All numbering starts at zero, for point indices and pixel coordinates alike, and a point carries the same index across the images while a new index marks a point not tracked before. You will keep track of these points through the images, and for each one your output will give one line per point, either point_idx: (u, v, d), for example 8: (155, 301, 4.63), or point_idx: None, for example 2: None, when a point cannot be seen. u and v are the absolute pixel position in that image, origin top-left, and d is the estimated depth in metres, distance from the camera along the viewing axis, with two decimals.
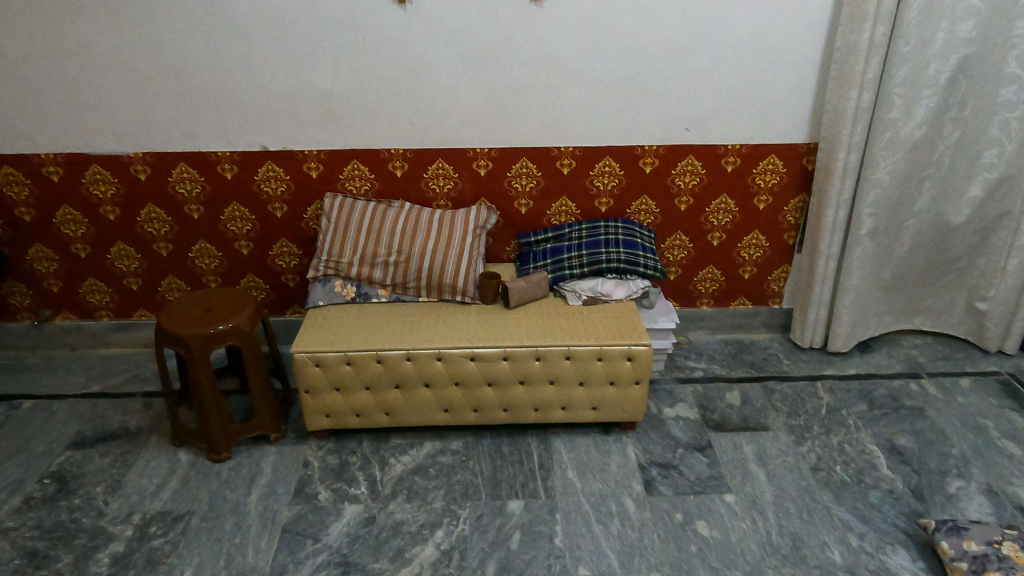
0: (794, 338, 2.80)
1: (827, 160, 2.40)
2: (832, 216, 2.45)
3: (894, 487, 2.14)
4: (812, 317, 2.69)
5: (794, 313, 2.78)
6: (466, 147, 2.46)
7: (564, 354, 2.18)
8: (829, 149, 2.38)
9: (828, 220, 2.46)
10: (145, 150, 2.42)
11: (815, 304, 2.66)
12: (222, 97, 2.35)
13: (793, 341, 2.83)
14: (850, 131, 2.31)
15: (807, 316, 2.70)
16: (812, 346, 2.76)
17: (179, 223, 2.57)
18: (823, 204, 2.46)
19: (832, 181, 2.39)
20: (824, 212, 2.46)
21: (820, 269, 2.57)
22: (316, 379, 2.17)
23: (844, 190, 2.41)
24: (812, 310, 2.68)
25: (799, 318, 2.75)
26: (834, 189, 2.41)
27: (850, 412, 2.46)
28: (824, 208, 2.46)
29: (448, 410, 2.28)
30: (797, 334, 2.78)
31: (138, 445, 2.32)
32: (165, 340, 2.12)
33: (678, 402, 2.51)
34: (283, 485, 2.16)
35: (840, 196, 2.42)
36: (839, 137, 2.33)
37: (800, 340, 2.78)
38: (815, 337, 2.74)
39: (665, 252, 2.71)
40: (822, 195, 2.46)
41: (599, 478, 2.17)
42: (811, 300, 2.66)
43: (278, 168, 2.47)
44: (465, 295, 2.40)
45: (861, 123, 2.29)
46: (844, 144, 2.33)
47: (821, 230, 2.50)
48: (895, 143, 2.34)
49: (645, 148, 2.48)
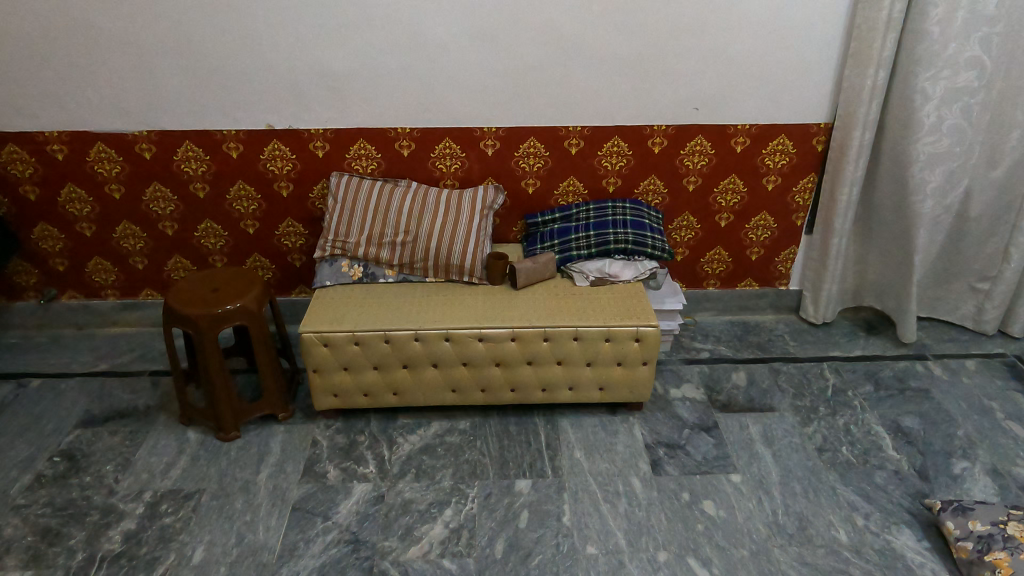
0: (805, 316, 2.83)
1: (842, 139, 2.41)
2: (846, 196, 2.47)
3: (900, 468, 2.15)
4: (826, 293, 2.71)
5: (804, 289, 2.80)
6: (473, 126, 2.44)
7: (573, 335, 2.18)
8: (846, 126, 2.39)
9: (843, 199, 2.48)
10: (150, 128, 2.40)
11: (829, 281, 2.68)
12: (228, 75, 2.33)
13: (804, 319, 2.86)
14: (866, 110, 2.32)
15: (820, 292, 2.72)
16: (824, 321, 2.79)
17: (185, 202, 2.55)
18: (838, 182, 2.48)
19: (848, 162, 2.41)
20: (838, 190, 2.48)
21: (834, 246, 2.59)
22: (325, 359, 2.18)
23: (858, 170, 2.43)
24: (825, 286, 2.69)
25: (811, 296, 2.78)
26: (849, 169, 2.42)
27: (856, 393, 2.46)
28: (840, 187, 2.47)
29: (456, 390, 2.28)
30: (808, 311, 2.81)
31: (147, 424, 2.33)
32: (173, 320, 2.13)
33: (684, 383, 2.52)
34: (292, 464, 2.17)
35: (855, 176, 2.44)
36: (855, 115, 2.34)
37: (812, 317, 2.80)
38: (828, 313, 2.77)
39: (672, 233, 2.70)
40: (837, 174, 2.48)
41: (606, 458, 2.18)
42: (825, 277, 2.68)
43: (285, 147, 2.46)
44: (472, 275, 2.40)
45: (878, 101, 2.30)
46: (860, 122, 2.34)
47: (835, 208, 2.52)
48: (911, 123, 2.32)
49: (655, 127, 2.46)
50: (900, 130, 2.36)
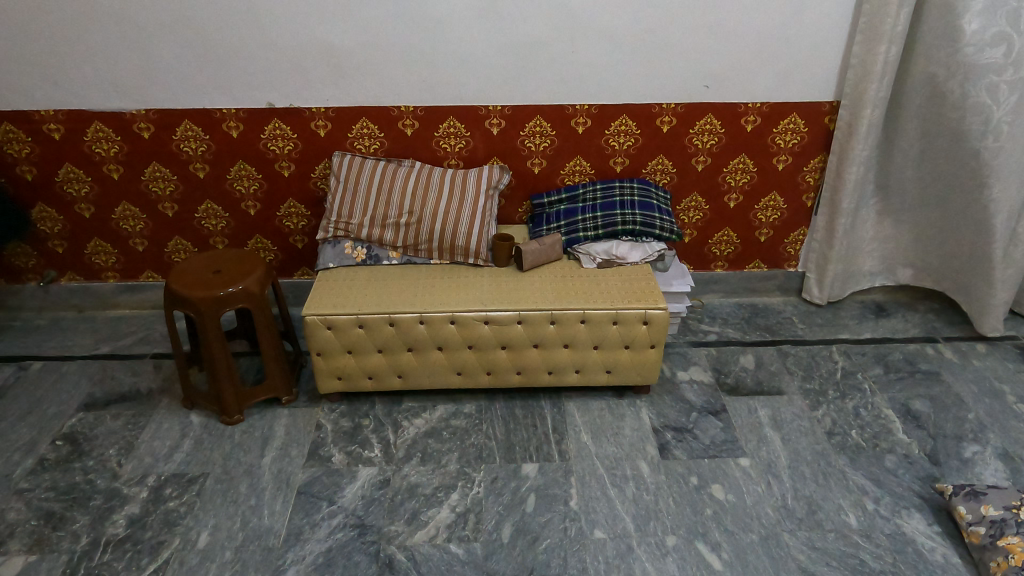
0: (809, 297, 2.79)
1: (852, 117, 2.36)
2: (854, 175, 2.42)
3: (910, 452, 2.13)
4: (832, 274, 2.67)
5: (807, 270, 2.77)
6: (478, 104, 2.39)
7: (580, 318, 2.15)
8: (855, 105, 2.34)
9: (851, 178, 2.43)
10: (148, 107, 2.35)
11: (834, 261, 2.64)
12: (225, 51, 2.27)
13: (807, 300, 2.83)
14: (877, 87, 2.26)
15: (825, 273, 2.69)
16: (825, 302, 2.77)
17: (185, 182, 2.51)
18: (846, 162, 2.42)
19: (856, 139, 2.36)
20: (846, 170, 2.43)
21: (841, 226, 2.54)
22: (328, 342, 2.15)
23: (866, 149, 2.38)
24: (831, 267, 2.66)
25: (815, 277, 2.75)
26: (857, 148, 2.37)
27: (865, 376, 2.44)
28: (847, 166, 2.42)
29: (461, 373, 2.26)
30: (812, 292, 2.78)
31: (150, 407, 2.31)
32: (173, 302, 2.10)
33: (692, 365, 2.50)
34: (297, 447, 2.15)
35: (863, 155, 2.39)
36: (865, 93, 2.29)
37: (816, 298, 2.77)
38: (833, 293, 2.74)
39: (680, 214, 2.66)
40: (844, 153, 2.43)
41: (613, 442, 2.16)
42: (830, 257, 2.64)
43: (286, 126, 2.41)
44: (477, 257, 2.36)
45: (888, 77, 2.25)
46: (870, 100, 2.28)
47: (843, 187, 2.47)
48: (936, 96, 2.30)
49: (663, 106, 2.40)
50: (924, 103, 2.34)
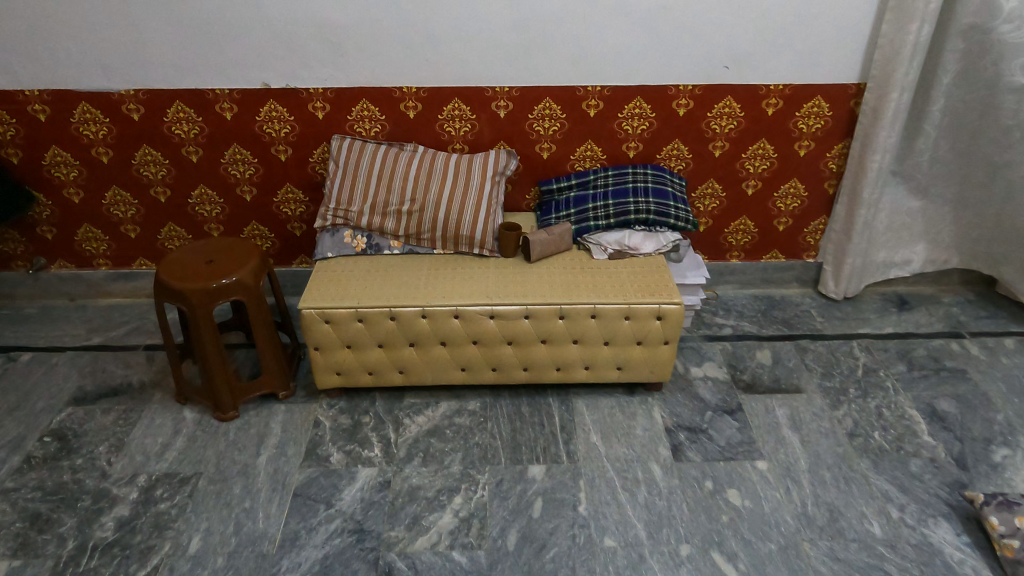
0: (826, 291, 2.67)
1: (877, 101, 2.22)
2: (877, 163, 2.29)
3: (936, 455, 2.03)
4: (849, 268, 2.54)
5: (824, 263, 2.65)
6: (484, 86, 2.26)
7: (590, 313, 2.05)
8: (881, 88, 2.20)
9: (874, 166, 2.29)
10: (137, 87, 2.23)
11: (852, 255, 2.50)
12: (218, 27, 2.14)
13: (822, 294, 2.71)
14: (906, 70, 2.11)
15: (843, 267, 2.56)
16: (845, 297, 2.63)
17: (177, 167, 2.40)
18: (869, 149, 2.29)
19: (882, 125, 2.22)
20: (869, 157, 2.29)
21: (861, 219, 2.40)
22: (324, 336, 2.06)
23: (892, 136, 2.24)
24: (849, 260, 2.52)
25: (832, 270, 2.62)
26: (882, 134, 2.23)
27: (888, 373, 2.33)
28: (870, 154, 2.28)
29: (465, 369, 2.16)
30: (828, 286, 2.66)
31: (142, 402, 2.22)
32: (164, 294, 2.00)
33: (706, 361, 2.39)
34: (293, 446, 2.06)
35: (888, 142, 2.25)
36: (893, 75, 2.14)
37: (833, 292, 2.65)
38: (850, 289, 2.61)
39: (695, 202, 2.53)
40: (868, 140, 2.29)
41: (624, 443, 2.07)
42: (848, 251, 2.50)
43: (282, 107, 2.29)
44: (483, 247, 2.25)
45: (919, 59, 2.10)
46: (898, 83, 2.14)
47: (865, 176, 2.33)
48: (970, 76, 2.21)
49: (679, 87, 2.27)
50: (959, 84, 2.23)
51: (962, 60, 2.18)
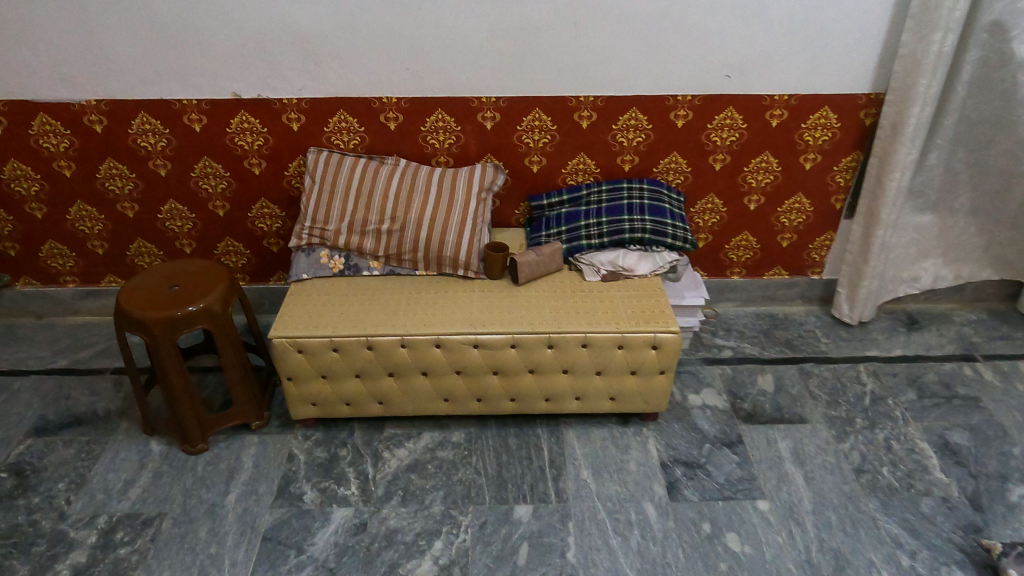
0: (839, 315, 2.51)
1: (897, 115, 2.07)
2: (897, 181, 2.14)
3: (949, 494, 1.90)
4: (865, 292, 2.39)
5: (839, 286, 2.49)
6: (469, 96, 2.12)
7: (580, 342, 1.92)
8: (900, 102, 2.05)
9: (893, 185, 2.14)
10: (100, 97, 2.09)
11: (869, 278, 2.35)
12: (183, 34, 1.99)
13: (836, 317, 2.55)
14: (928, 82, 1.97)
15: (858, 291, 2.40)
16: (861, 321, 2.48)
17: (144, 181, 2.26)
18: (887, 167, 2.14)
19: (902, 141, 2.07)
20: (887, 175, 2.14)
21: (878, 240, 2.25)
22: (298, 366, 1.93)
23: (912, 153, 2.09)
24: (865, 284, 2.37)
25: (847, 294, 2.47)
26: (902, 151, 2.09)
27: (897, 402, 2.20)
28: (889, 172, 2.14)
29: (449, 399, 2.03)
30: (843, 310, 2.49)
31: (107, 432, 2.10)
32: (124, 323, 1.87)
33: (704, 388, 2.26)
34: (265, 483, 1.94)
35: (908, 159, 2.10)
36: (914, 88, 2.00)
37: (847, 317, 2.49)
38: (866, 313, 2.45)
39: (694, 217, 2.40)
40: (886, 157, 2.14)
41: (616, 480, 1.94)
42: (864, 274, 2.35)
43: (254, 119, 2.15)
44: (467, 269, 2.11)
45: (942, 71, 1.95)
46: (920, 97, 1.99)
47: (883, 195, 2.18)
48: (988, 87, 2.07)
49: (678, 98, 2.13)
50: (978, 96, 2.09)
51: (983, 69, 2.04)
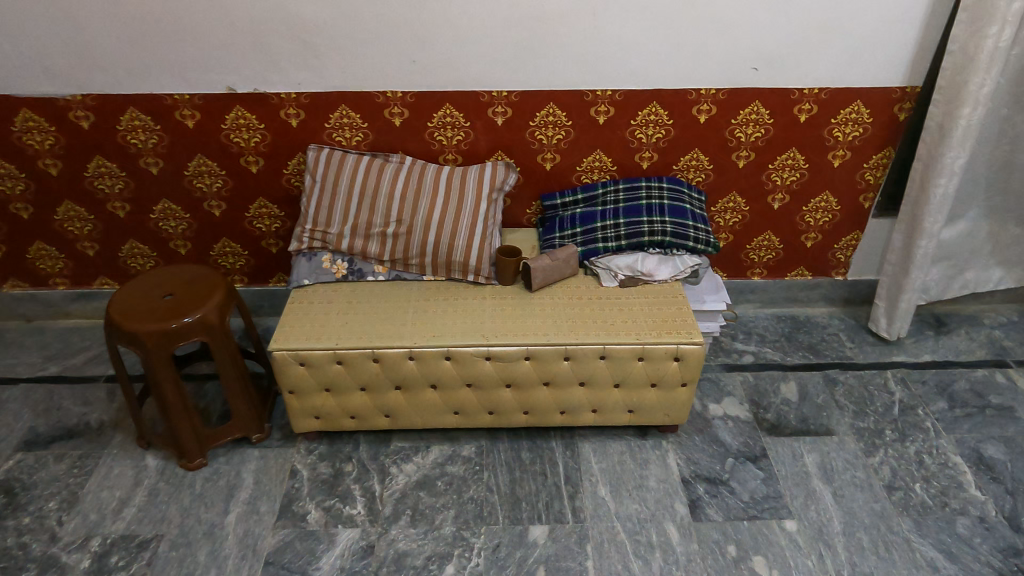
0: (877, 330, 2.37)
1: (945, 116, 1.95)
2: (943, 188, 2.03)
3: (986, 514, 1.81)
4: (905, 305, 2.26)
5: (877, 298, 2.36)
6: (480, 90, 1.99)
7: (599, 354, 1.81)
8: (950, 101, 1.93)
9: (939, 191, 2.03)
10: (85, 92, 1.96)
11: (910, 291, 2.23)
12: (173, 23, 1.86)
13: (871, 330, 2.41)
14: (981, 80, 1.85)
15: (898, 303, 2.27)
16: (900, 338, 2.34)
17: (136, 180, 2.14)
18: (933, 171, 2.03)
19: (950, 144, 1.95)
20: (934, 181, 2.03)
21: (921, 250, 2.14)
22: (301, 379, 1.83)
23: (961, 157, 1.98)
24: (905, 297, 2.24)
25: (885, 307, 2.33)
26: (949, 155, 1.97)
27: (928, 412, 2.10)
28: (935, 177, 2.03)
29: (460, 413, 1.93)
30: (880, 323, 2.36)
31: (100, 446, 2.00)
32: (115, 336, 1.76)
33: (725, 397, 2.16)
34: (266, 502, 1.84)
35: (956, 164, 1.99)
36: (965, 86, 1.87)
37: (884, 331, 2.35)
38: (905, 329, 2.31)
39: (715, 217, 2.28)
40: (932, 160, 2.03)
41: (636, 498, 1.85)
42: (905, 286, 2.23)
43: (251, 114, 2.02)
44: (478, 274, 2.00)
45: (998, 68, 1.83)
46: (971, 97, 1.87)
47: (928, 201, 2.07)
48: None
49: (701, 92, 2.00)
50: None
51: None
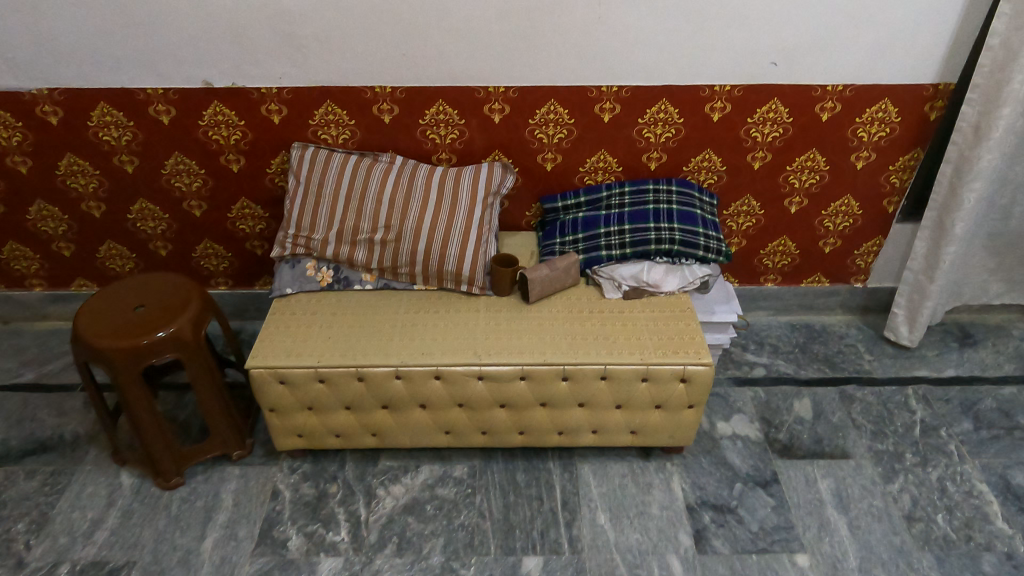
0: (896, 338, 2.23)
1: (981, 117, 1.79)
2: (976, 192, 1.88)
3: (1013, 550, 1.68)
4: (927, 313, 2.13)
5: (894, 305, 2.21)
6: (475, 86, 1.84)
7: (599, 375, 1.69)
8: (987, 101, 1.77)
9: (972, 196, 1.89)
10: (52, 86, 1.83)
11: (933, 298, 2.10)
12: (143, 12, 1.72)
13: (890, 340, 2.27)
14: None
15: (920, 311, 2.14)
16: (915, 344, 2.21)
17: (110, 179, 2.02)
18: (965, 176, 1.88)
19: (985, 146, 1.80)
20: (966, 185, 1.88)
21: (948, 256, 2.01)
22: (282, 398, 1.72)
23: (996, 160, 1.83)
24: (927, 305, 2.11)
25: (904, 314, 2.20)
26: (985, 158, 1.82)
27: (951, 433, 1.97)
28: (968, 181, 1.87)
29: (450, 433, 1.81)
30: (900, 332, 2.22)
31: (74, 461, 1.90)
32: (83, 353, 1.65)
33: (735, 415, 2.03)
34: (245, 526, 1.74)
35: (991, 168, 1.84)
36: (1006, 85, 1.71)
37: (906, 339, 2.21)
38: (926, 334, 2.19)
39: (727, 221, 2.13)
40: (963, 163, 1.88)
41: (637, 527, 1.73)
42: (928, 293, 2.09)
43: (229, 110, 1.88)
44: (472, 284, 1.87)
45: None
46: (1012, 96, 1.72)
47: (958, 207, 1.92)
48: None
49: (715, 88, 1.84)
50: None
51: None
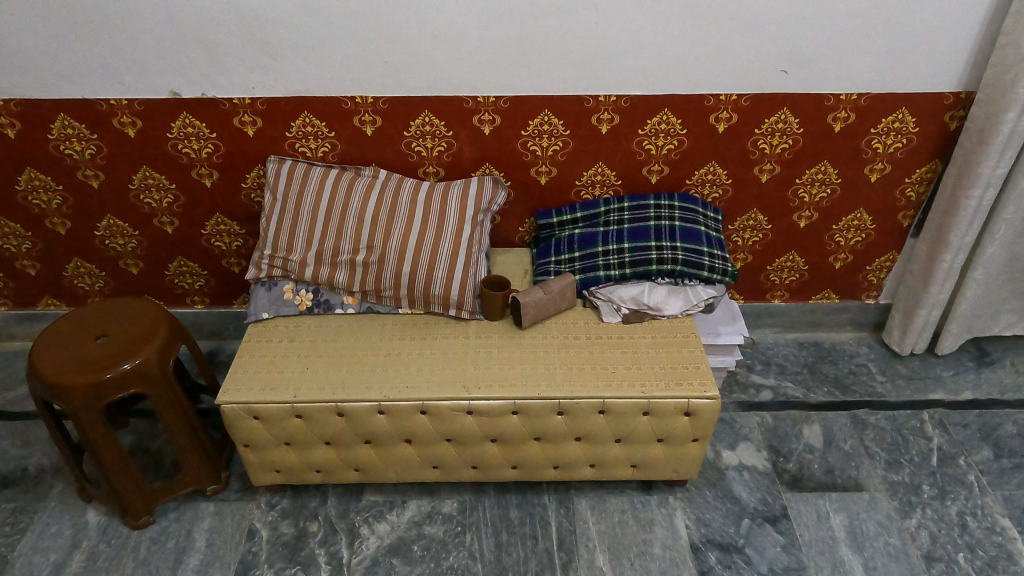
0: (889, 342, 2.17)
1: (986, 120, 1.66)
2: (976, 200, 1.75)
3: None
4: (921, 321, 2.03)
5: (895, 309, 2.13)
6: (463, 95, 1.72)
7: (597, 408, 1.57)
8: (994, 103, 1.64)
9: (971, 203, 1.76)
10: (8, 97, 1.70)
11: (927, 308, 2.00)
12: (101, 17, 1.59)
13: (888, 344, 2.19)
14: None
15: (914, 318, 2.04)
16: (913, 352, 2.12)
17: (74, 194, 1.89)
18: (966, 180, 1.75)
19: (988, 151, 1.67)
20: (966, 191, 1.75)
21: (944, 265, 1.89)
22: (254, 434, 1.59)
23: (1000, 167, 1.70)
24: (921, 313, 2.01)
25: (900, 320, 2.11)
26: (986, 164, 1.69)
27: (971, 463, 1.86)
28: (968, 186, 1.75)
29: (439, 467, 1.69)
30: (894, 336, 2.15)
31: (37, 498, 1.78)
32: (40, 390, 1.52)
33: (741, 443, 1.92)
34: (218, 570, 1.63)
35: (994, 174, 1.71)
36: (1014, 88, 1.58)
37: (896, 344, 2.14)
38: (919, 345, 2.09)
39: (732, 235, 2.01)
40: (966, 168, 1.75)
41: (639, 569, 1.62)
42: (923, 301, 1.99)
43: (199, 122, 1.75)
44: (460, 309, 1.75)
45: None
46: (1018, 100, 1.58)
47: (956, 213, 1.80)
48: None
49: (720, 98, 1.72)
50: None
51: None
